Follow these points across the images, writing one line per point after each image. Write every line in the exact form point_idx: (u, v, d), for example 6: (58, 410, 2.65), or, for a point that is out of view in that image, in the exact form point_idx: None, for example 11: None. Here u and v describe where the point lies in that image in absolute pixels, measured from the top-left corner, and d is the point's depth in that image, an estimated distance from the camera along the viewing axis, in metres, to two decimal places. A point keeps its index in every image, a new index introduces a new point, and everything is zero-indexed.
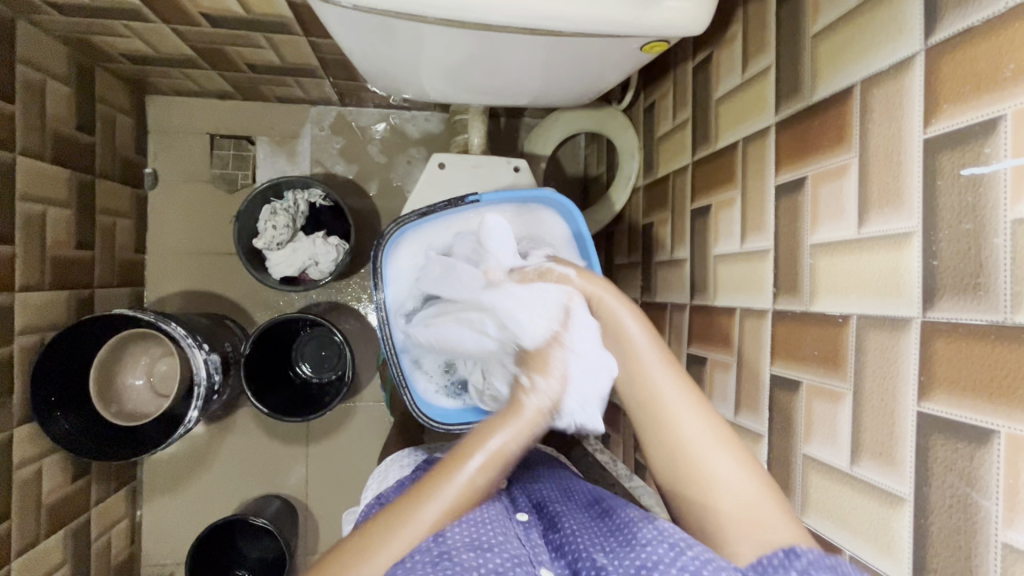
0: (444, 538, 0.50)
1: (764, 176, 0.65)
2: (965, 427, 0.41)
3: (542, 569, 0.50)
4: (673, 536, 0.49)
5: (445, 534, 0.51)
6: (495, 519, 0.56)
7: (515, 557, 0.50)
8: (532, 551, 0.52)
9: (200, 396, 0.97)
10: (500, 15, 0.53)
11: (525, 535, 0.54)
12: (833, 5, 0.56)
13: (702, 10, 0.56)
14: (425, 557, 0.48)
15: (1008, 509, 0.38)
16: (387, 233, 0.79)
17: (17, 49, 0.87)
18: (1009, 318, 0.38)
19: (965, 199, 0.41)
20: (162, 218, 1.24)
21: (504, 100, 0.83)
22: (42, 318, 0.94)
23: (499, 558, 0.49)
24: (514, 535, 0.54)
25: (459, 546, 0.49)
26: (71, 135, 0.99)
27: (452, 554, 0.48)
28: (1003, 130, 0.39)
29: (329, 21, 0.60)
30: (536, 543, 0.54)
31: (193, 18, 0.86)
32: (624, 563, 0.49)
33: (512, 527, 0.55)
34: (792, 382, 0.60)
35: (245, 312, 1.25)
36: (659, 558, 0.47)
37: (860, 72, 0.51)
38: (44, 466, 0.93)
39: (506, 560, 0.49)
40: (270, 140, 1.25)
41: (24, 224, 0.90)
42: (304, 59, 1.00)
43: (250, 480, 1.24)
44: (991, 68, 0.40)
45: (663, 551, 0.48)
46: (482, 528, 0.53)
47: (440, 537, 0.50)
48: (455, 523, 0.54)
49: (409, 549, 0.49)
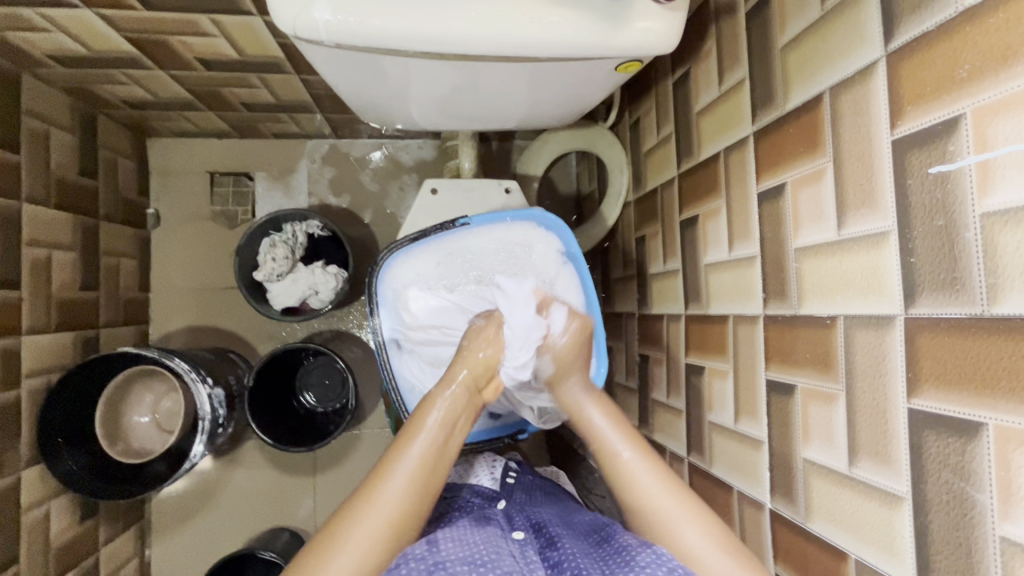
0: (441, 551, 0.52)
1: (747, 184, 0.67)
2: (953, 421, 0.41)
3: None
4: (671, 563, 0.48)
5: (442, 548, 0.52)
6: (494, 538, 0.56)
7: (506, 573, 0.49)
8: (526, 569, 0.51)
9: (205, 430, 0.98)
10: (478, 44, 0.55)
11: (521, 553, 0.54)
12: (798, 17, 0.58)
13: (672, 28, 0.58)
14: (420, 565, 0.49)
15: (1002, 502, 0.38)
16: (380, 259, 0.81)
17: (23, 102, 0.90)
18: (986, 310, 0.39)
19: (935, 196, 0.42)
20: (165, 257, 1.26)
21: (491, 124, 0.85)
22: (48, 361, 0.95)
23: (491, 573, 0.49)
24: (508, 552, 0.54)
25: (454, 560, 0.50)
26: (74, 181, 1.02)
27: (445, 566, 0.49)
28: (964, 128, 0.40)
29: (316, 59, 0.62)
30: (532, 561, 0.53)
31: (190, 63, 0.90)
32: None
33: (509, 546, 0.55)
34: (788, 387, 0.60)
35: (248, 345, 1.26)
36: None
37: (828, 80, 0.53)
38: (52, 508, 0.93)
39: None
40: (268, 175, 1.28)
41: (30, 269, 0.92)
42: (297, 96, 1.04)
43: (258, 514, 1.23)
44: (947, 69, 0.41)
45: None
46: (478, 545, 0.54)
47: (436, 549, 0.52)
48: (455, 538, 0.55)
49: (406, 556, 0.51)
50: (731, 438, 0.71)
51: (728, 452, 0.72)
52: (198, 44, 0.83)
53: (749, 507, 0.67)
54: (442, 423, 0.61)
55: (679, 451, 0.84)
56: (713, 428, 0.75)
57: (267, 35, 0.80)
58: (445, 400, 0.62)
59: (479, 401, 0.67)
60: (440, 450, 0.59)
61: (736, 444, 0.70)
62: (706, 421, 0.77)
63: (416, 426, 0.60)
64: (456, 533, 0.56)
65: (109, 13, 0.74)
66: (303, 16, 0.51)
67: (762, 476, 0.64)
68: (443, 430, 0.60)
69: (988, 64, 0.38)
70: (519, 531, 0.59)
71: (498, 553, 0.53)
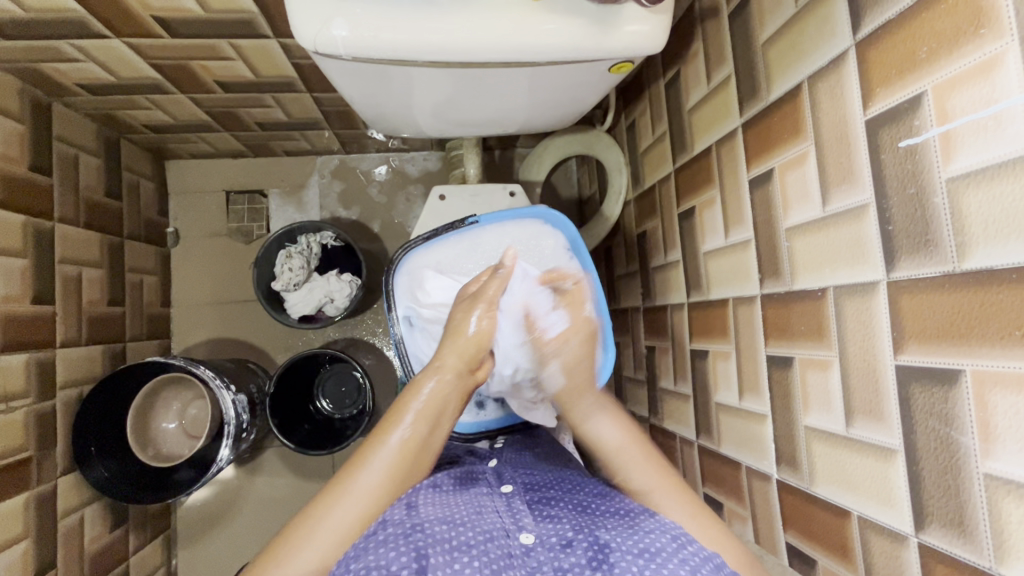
0: (420, 513, 0.55)
1: (738, 173, 0.71)
2: (935, 372, 0.44)
3: (520, 536, 0.52)
4: (674, 530, 0.54)
5: (421, 510, 0.55)
6: (478, 497, 0.60)
7: (488, 533, 0.52)
8: (511, 522, 0.55)
9: (230, 434, 1.02)
10: (480, 51, 0.60)
11: (506, 507, 0.57)
12: (776, 15, 0.62)
13: (659, 31, 0.63)
14: (397, 531, 0.52)
15: (983, 441, 0.41)
16: (396, 258, 0.85)
17: (54, 129, 0.96)
18: (958, 266, 0.42)
19: (906, 167, 0.46)
20: (184, 273, 1.31)
21: (494, 129, 0.90)
22: (80, 373, 1.00)
23: (471, 532, 0.52)
24: (495, 509, 0.57)
25: (432, 520, 0.53)
26: (101, 202, 1.08)
27: (423, 527, 0.52)
28: (926, 105, 0.44)
29: (332, 74, 0.67)
30: (518, 511, 0.56)
31: (209, 86, 0.95)
32: (610, 535, 0.52)
33: (494, 502, 0.59)
34: (786, 360, 0.63)
35: (267, 355, 1.30)
36: (661, 546, 0.51)
37: (805, 70, 0.57)
38: (86, 515, 0.97)
39: (477, 534, 0.52)
40: (281, 191, 1.34)
41: (62, 285, 0.97)
42: (309, 114, 1.10)
43: (280, 520, 1.26)
44: (909, 52, 0.45)
45: (665, 541, 0.52)
46: (460, 506, 0.57)
47: (415, 512, 0.55)
48: (435, 500, 0.57)
49: (384, 522, 0.53)
50: (737, 416, 0.74)
51: (735, 429, 0.75)
52: (217, 68, 0.89)
53: (757, 480, 0.70)
54: (420, 419, 0.61)
55: (688, 435, 0.87)
56: (719, 409, 0.78)
57: (282, 56, 0.86)
58: (434, 383, 0.63)
59: (468, 385, 0.66)
60: (427, 433, 0.61)
61: (741, 421, 0.73)
62: (712, 402, 0.80)
63: (406, 404, 0.62)
64: (436, 496, 0.58)
65: (137, 42, 0.80)
66: (322, 33, 0.57)
67: (768, 449, 0.67)
68: (422, 425, 0.61)
69: (944, 45, 0.42)
70: (508, 486, 0.62)
71: (480, 512, 0.56)
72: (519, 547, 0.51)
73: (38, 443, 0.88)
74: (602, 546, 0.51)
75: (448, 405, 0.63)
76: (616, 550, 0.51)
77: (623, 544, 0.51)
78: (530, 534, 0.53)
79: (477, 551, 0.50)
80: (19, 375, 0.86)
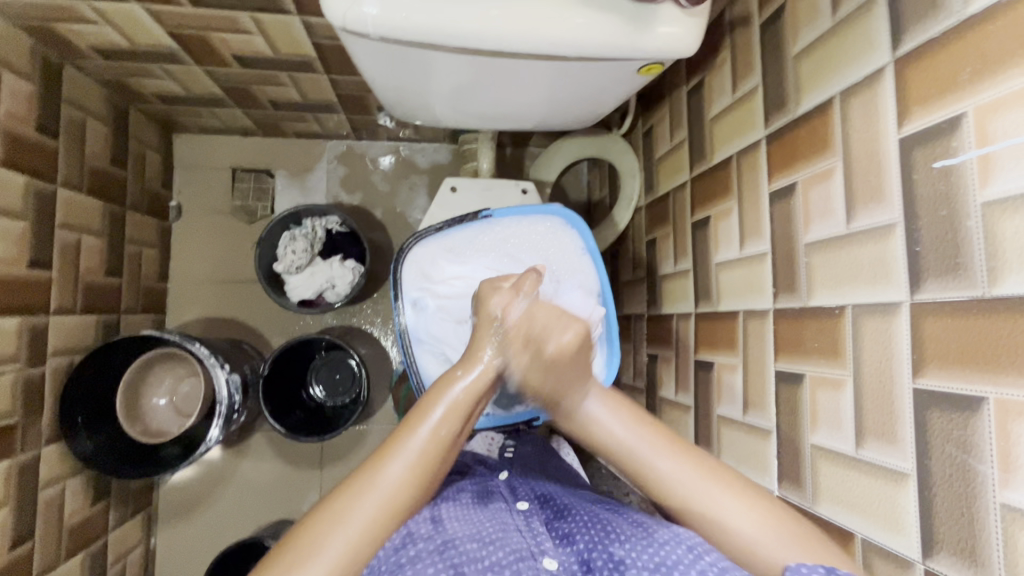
0: (447, 529, 0.54)
1: (759, 184, 0.70)
2: (956, 398, 0.44)
3: (544, 560, 0.50)
4: (691, 540, 0.51)
5: (448, 527, 0.54)
6: (498, 513, 0.59)
7: (516, 552, 0.50)
8: (534, 543, 0.52)
9: (221, 415, 1.00)
10: (511, 40, 0.59)
11: (526, 526, 0.56)
12: (810, 28, 0.61)
13: (691, 34, 0.62)
14: (429, 547, 0.50)
15: (1003, 471, 0.41)
16: (406, 246, 0.84)
17: (63, 91, 0.94)
18: (987, 292, 0.42)
19: (939, 188, 0.46)
20: (184, 249, 1.29)
21: (512, 123, 0.89)
22: (71, 341, 0.98)
23: (501, 552, 0.50)
24: (515, 527, 0.55)
25: (461, 538, 0.52)
26: (105, 170, 1.06)
27: (455, 544, 0.51)
28: (966, 126, 0.44)
29: (356, 52, 0.66)
30: (538, 533, 0.54)
31: (226, 60, 0.94)
32: (625, 551, 0.50)
33: (515, 520, 0.57)
34: (796, 376, 0.62)
35: (263, 337, 1.29)
36: (679, 559, 0.49)
37: (837, 86, 0.57)
38: (67, 487, 0.95)
39: (508, 553, 0.50)
40: (288, 173, 1.32)
41: (61, 250, 0.95)
42: (324, 95, 1.08)
43: (265, 505, 1.24)
44: (951, 72, 0.45)
45: (682, 552, 0.49)
46: (485, 522, 0.56)
47: (442, 528, 0.54)
48: (460, 516, 0.57)
49: (412, 535, 0.52)
50: (739, 430, 0.73)
51: (736, 443, 0.74)
52: (236, 42, 0.88)
53: None
54: (453, 414, 0.56)
55: None
56: (721, 421, 0.77)
57: (303, 35, 0.85)
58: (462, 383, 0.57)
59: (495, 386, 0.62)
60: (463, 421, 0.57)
61: (744, 436, 0.72)
62: (714, 414, 0.79)
63: (439, 391, 0.57)
64: (458, 510, 0.58)
65: (157, 8, 0.78)
66: (353, 10, 0.55)
67: (770, 465, 0.66)
68: (453, 421, 0.56)
69: (988, 66, 0.42)
70: (523, 502, 0.62)
71: (505, 530, 0.55)
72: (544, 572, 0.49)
73: (24, 411, 0.86)
74: (616, 562, 0.49)
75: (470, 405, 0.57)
76: (633, 565, 0.49)
77: (639, 560, 0.49)
78: (554, 560, 0.50)
79: (511, 571, 0.48)
80: (11, 340, 0.84)
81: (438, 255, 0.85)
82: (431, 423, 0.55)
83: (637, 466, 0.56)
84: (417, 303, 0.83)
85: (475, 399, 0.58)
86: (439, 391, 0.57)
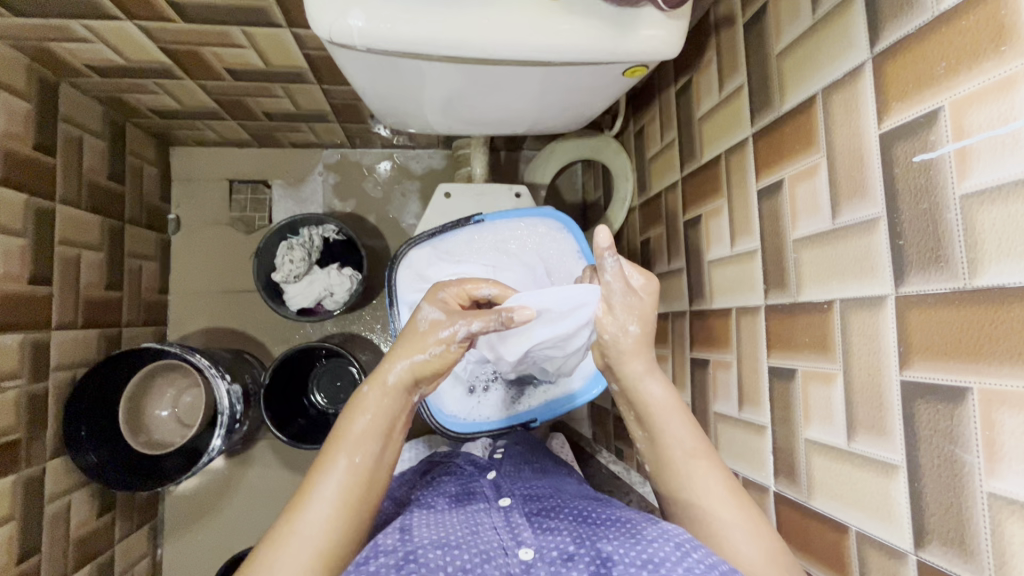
0: (414, 538, 0.52)
1: (747, 182, 0.71)
2: (943, 388, 0.44)
3: (520, 552, 0.51)
4: (679, 537, 0.49)
5: (414, 535, 0.53)
6: (473, 515, 0.59)
7: (484, 552, 0.51)
8: (508, 538, 0.54)
9: (223, 424, 1.01)
10: (494, 48, 0.60)
11: (503, 521, 0.57)
12: (791, 26, 0.62)
13: (674, 36, 0.63)
14: (390, 561, 0.48)
15: (988, 460, 0.41)
16: (399, 252, 0.85)
17: (60, 110, 0.96)
18: (968, 283, 0.43)
19: (920, 181, 0.46)
20: (183, 262, 1.30)
21: (502, 128, 0.90)
22: (73, 356, 0.99)
23: (467, 554, 0.50)
24: (491, 525, 0.56)
25: (425, 546, 0.50)
26: (103, 184, 1.07)
27: (418, 555, 0.49)
28: (943, 121, 0.44)
29: (345, 63, 0.67)
30: (517, 526, 0.56)
31: (219, 74, 0.95)
32: (612, 546, 0.49)
33: (492, 518, 0.58)
34: (788, 372, 0.63)
35: (263, 347, 1.30)
36: (665, 556, 0.47)
37: (819, 83, 0.58)
38: (73, 500, 0.95)
39: (474, 555, 0.50)
40: (284, 182, 1.33)
41: (61, 267, 0.96)
42: (317, 106, 1.09)
43: (269, 512, 1.25)
44: (927, 68, 0.46)
45: (670, 550, 0.48)
46: (454, 527, 0.56)
47: (409, 537, 0.53)
48: (430, 523, 0.56)
49: (377, 549, 0.50)
50: (735, 427, 0.74)
51: (733, 440, 0.74)
52: (228, 56, 0.89)
53: (753, 492, 0.69)
54: (368, 437, 0.56)
55: None
56: (718, 419, 0.78)
57: (294, 47, 0.86)
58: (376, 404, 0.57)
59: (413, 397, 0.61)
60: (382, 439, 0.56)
61: (739, 432, 0.72)
62: (711, 412, 0.79)
63: (353, 416, 0.57)
64: (430, 518, 0.58)
65: (149, 26, 0.79)
66: (339, 22, 0.56)
67: (766, 460, 0.67)
68: (372, 442, 0.56)
69: (962, 61, 0.43)
70: (506, 498, 0.63)
71: (475, 530, 0.55)
72: (518, 564, 0.50)
73: (28, 426, 0.87)
74: (604, 558, 0.48)
75: (385, 423, 0.57)
76: (616, 560, 0.48)
77: (626, 556, 0.48)
78: (529, 549, 0.52)
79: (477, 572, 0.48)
80: (13, 356, 0.85)
81: (433, 260, 0.85)
82: (347, 453, 0.54)
83: (657, 424, 0.63)
84: (412, 307, 0.84)
85: (388, 417, 0.57)
86: (351, 417, 0.57)
